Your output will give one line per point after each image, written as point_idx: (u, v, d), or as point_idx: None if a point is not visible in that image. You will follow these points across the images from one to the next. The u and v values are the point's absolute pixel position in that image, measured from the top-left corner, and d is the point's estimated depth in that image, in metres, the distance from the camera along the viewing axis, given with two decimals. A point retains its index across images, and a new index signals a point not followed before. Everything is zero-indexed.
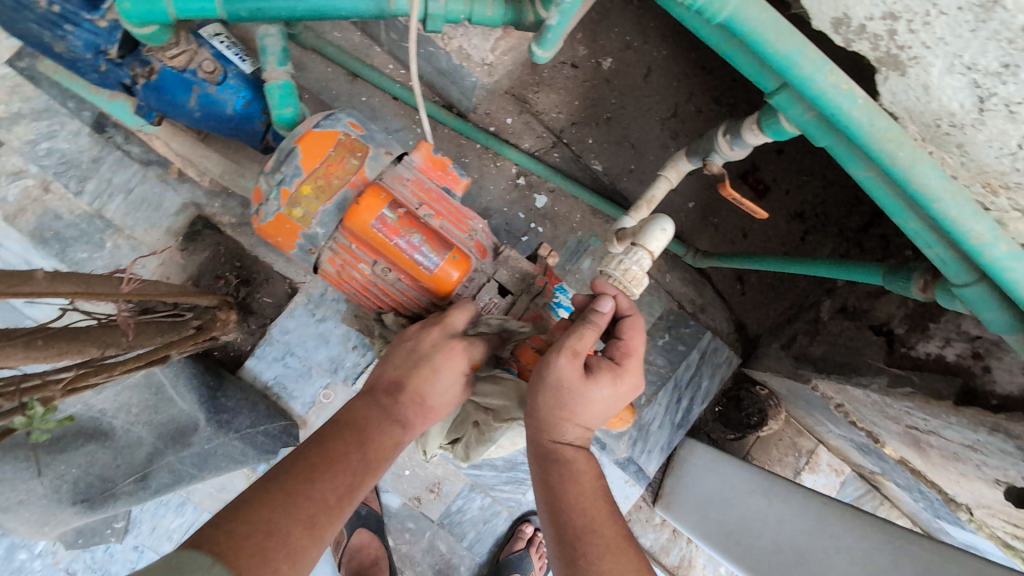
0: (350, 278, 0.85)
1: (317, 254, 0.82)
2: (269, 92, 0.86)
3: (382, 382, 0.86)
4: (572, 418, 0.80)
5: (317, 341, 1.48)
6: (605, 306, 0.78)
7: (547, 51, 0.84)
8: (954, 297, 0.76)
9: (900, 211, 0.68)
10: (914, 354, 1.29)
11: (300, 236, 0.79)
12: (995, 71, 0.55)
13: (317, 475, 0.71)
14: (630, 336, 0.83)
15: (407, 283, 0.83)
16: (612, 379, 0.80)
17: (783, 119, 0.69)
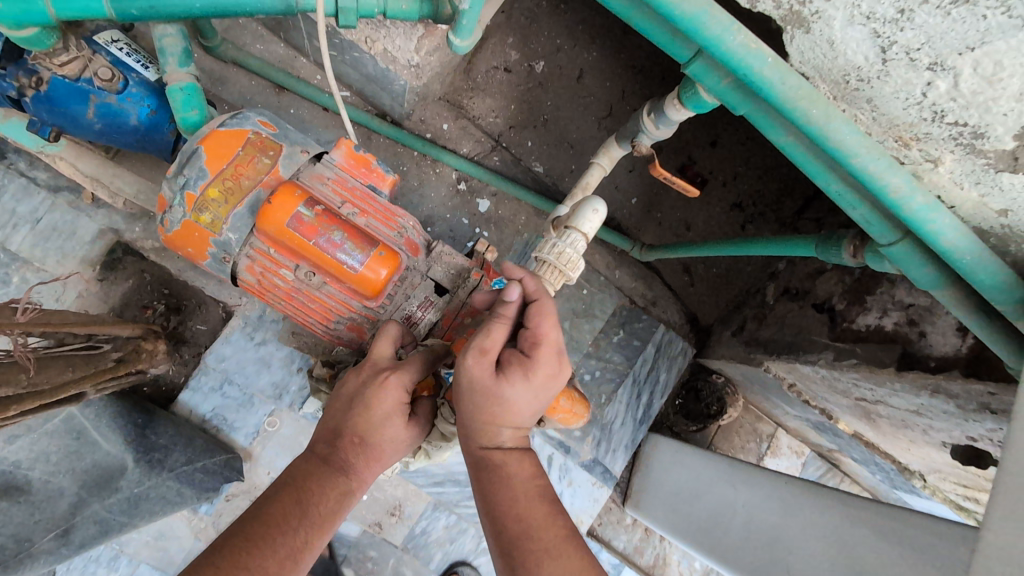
0: (272, 287, 0.78)
1: (233, 262, 0.75)
2: (172, 95, 0.81)
3: (324, 432, 0.82)
4: (495, 421, 0.76)
5: (258, 367, 1.39)
6: (513, 294, 0.74)
7: (464, 40, 0.83)
8: (883, 259, 0.77)
9: (822, 174, 0.69)
10: (855, 327, 1.33)
11: (211, 243, 0.73)
12: (893, 19, 0.57)
13: (258, 543, 0.68)
14: (540, 324, 0.75)
15: (335, 286, 0.77)
16: (525, 375, 0.74)
17: (701, 90, 0.69)
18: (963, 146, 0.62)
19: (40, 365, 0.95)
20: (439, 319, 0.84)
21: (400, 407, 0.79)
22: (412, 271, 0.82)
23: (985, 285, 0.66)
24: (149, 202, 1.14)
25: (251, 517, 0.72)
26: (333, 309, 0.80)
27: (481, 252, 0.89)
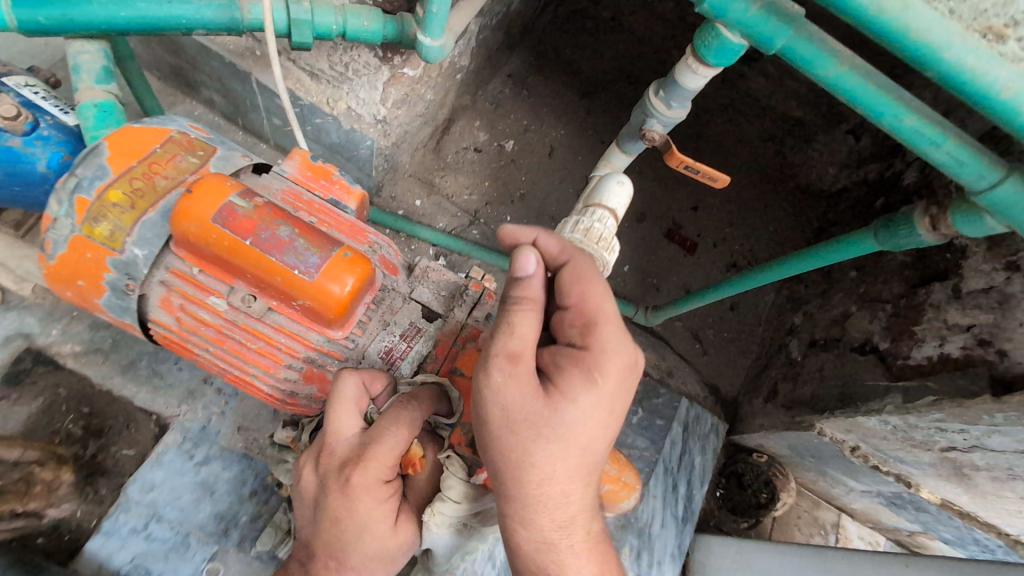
0: (202, 325, 0.71)
1: (142, 287, 0.68)
2: (82, 112, 0.72)
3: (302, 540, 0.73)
4: (552, 459, 0.59)
5: (197, 495, 1.08)
6: (529, 265, 0.60)
7: (435, 39, 0.73)
8: (982, 219, 0.62)
9: (892, 109, 0.56)
10: (914, 362, 1.15)
11: (109, 265, 0.66)
12: None
13: None
14: (580, 296, 0.61)
15: (280, 308, 0.69)
16: (582, 375, 0.59)
17: (724, 31, 0.57)
18: None
19: None
20: (431, 349, 0.75)
21: (383, 504, 0.68)
22: (391, 292, 0.75)
23: None
24: None
25: None
26: (281, 347, 0.72)
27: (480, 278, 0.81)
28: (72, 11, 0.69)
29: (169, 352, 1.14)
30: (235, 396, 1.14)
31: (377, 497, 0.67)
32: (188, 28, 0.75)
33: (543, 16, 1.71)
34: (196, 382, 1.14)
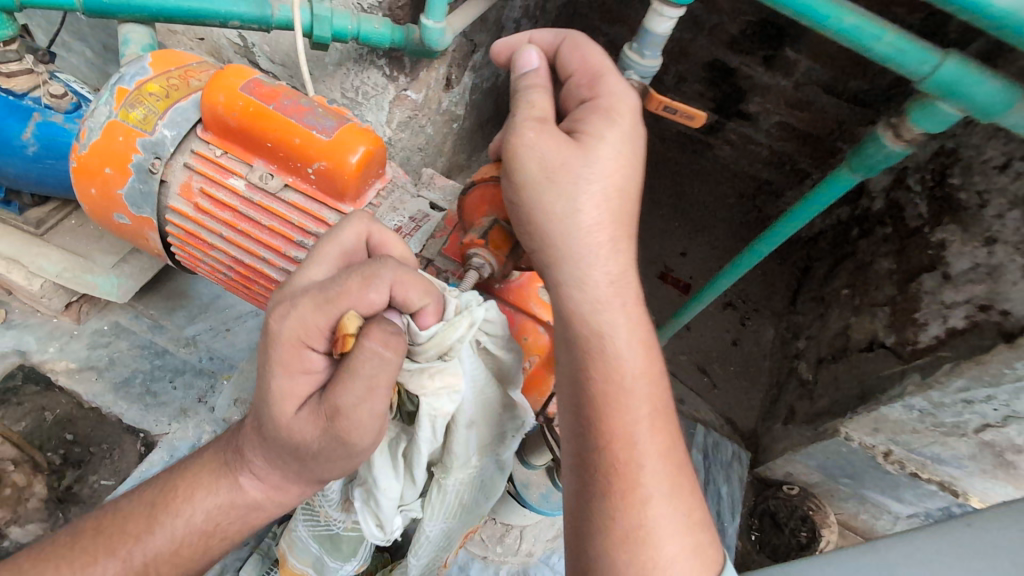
0: (220, 206, 0.73)
1: (164, 169, 0.72)
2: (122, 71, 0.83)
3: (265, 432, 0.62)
4: (592, 203, 0.62)
5: None
6: (531, 57, 0.66)
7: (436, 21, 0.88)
8: (939, 107, 0.68)
9: (832, 10, 0.64)
10: (922, 344, 1.13)
11: (139, 146, 0.71)
12: None
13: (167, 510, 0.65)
14: (581, 60, 0.65)
15: (297, 179, 0.71)
16: (603, 117, 0.63)
17: None
18: None
19: None
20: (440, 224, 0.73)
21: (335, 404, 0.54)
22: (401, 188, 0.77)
23: None
24: (67, 280, 0.97)
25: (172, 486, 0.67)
26: (295, 229, 0.72)
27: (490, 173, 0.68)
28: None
29: (164, 370, 1.10)
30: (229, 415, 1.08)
31: (337, 411, 0.54)
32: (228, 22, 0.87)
33: None
34: (190, 401, 1.08)
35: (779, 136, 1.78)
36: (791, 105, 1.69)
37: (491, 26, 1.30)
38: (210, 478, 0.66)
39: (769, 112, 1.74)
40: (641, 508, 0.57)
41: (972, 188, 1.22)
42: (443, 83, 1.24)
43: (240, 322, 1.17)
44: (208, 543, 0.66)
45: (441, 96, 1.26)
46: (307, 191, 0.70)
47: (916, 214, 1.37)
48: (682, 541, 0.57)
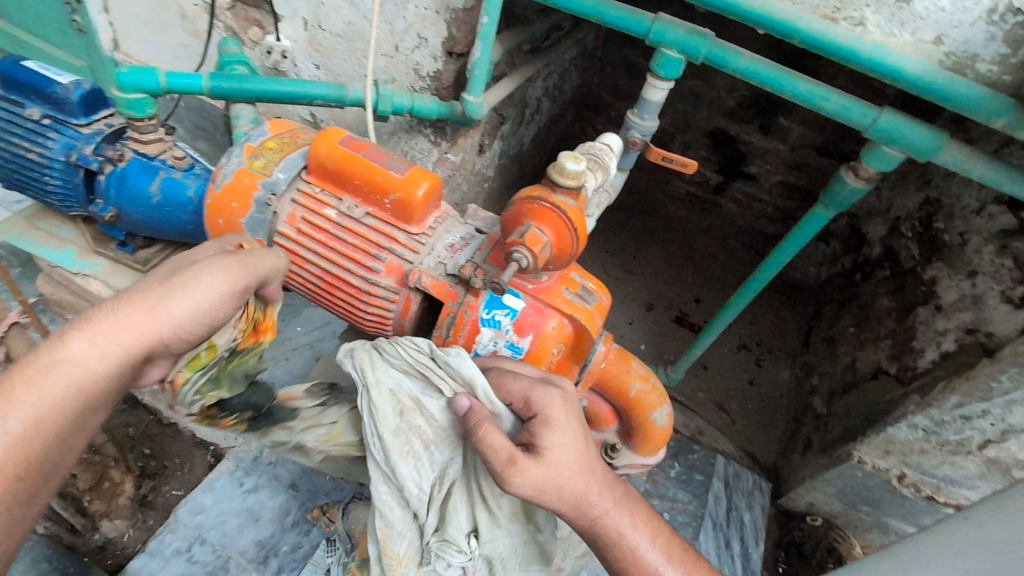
0: (313, 236, 0.78)
1: (277, 206, 0.78)
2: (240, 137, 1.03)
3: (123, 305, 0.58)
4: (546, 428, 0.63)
5: (241, 522, 1.08)
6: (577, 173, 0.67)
7: (477, 97, 1.10)
8: (883, 150, 0.84)
9: (787, 80, 0.83)
10: (916, 369, 1.19)
11: (258, 187, 0.78)
12: None
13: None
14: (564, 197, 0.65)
15: (376, 211, 0.77)
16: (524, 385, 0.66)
17: (666, 50, 0.88)
18: None
19: None
20: (485, 239, 0.76)
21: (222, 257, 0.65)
22: (451, 214, 0.81)
23: (970, 102, 0.72)
24: None
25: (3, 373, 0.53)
26: (373, 254, 0.76)
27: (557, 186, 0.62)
28: (244, 82, 1.03)
29: None
30: None
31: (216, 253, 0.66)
32: (311, 101, 1.09)
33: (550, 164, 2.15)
34: None
35: (782, 195, 1.95)
36: (789, 166, 1.88)
37: (517, 103, 1.54)
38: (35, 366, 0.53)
39: (770, 172, 1.93)
40: (620, 541, 0.64)
41: (954, 230, 1.32)
42: (476, 149, 1.45)
43: (297, 354, 1.34)
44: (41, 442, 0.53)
45: (476, 160, 1.47)
46: (383, 216, 0.76)
47: (909, 255, 1.47)
48: (658, 548, 0.65)
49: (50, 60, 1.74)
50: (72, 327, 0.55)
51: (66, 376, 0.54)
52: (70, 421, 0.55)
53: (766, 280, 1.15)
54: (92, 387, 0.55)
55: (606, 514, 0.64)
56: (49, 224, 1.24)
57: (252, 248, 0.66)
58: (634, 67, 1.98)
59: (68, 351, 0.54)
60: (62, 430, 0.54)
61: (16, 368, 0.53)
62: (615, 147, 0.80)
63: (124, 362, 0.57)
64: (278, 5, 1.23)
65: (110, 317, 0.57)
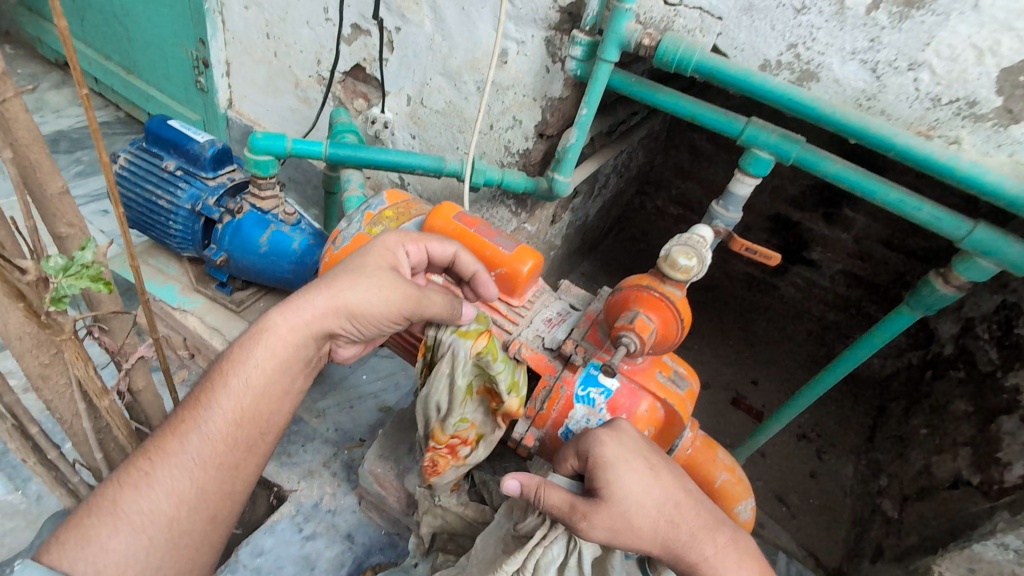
0: None
1: None
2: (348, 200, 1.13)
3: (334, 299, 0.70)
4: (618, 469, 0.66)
5: (298, 569, 1.08)
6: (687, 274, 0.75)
7: (565, 176, 1.17)
8: (977, 261, 0.84)
9: (878, 187, 0.87)
10: (1004, 482, 1.12)
11: None
12: (870, 47, 0.81)
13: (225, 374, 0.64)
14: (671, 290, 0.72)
15: None
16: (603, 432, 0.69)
17: (757, 151, 0.93)
18: (967, 118, 0.79)
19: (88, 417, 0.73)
20: (581, 317, 0.81)
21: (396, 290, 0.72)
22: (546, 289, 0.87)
23: None
24: None
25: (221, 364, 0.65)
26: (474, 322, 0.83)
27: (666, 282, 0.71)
28: (358, 151, 1.14)
29: (299, 436, 1.28)
30: (348, 481, 1.22)
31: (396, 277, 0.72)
32: (411, 170, 1.19)
33: (609, 234, 2.21)
34: (317, 463, 1.24)
35: (845, 283, 1.94)
36: (853, 256, 1.88)
37: (590, 179, 1.62)
38: (245, 353, 0.65)
39: (832, 260, 1.93)
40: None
41: None
42: (549, 220, 1.53)
43: (361, 402, 1.38)
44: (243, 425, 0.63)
45: (548, 230, 1.53)
46: None
47: (987, 359, 1.42)
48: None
49: (169, 112, 1.95)
50: (274, 308, 0.68)
51: (263, 348, 0.65)
52: (262, 404, 0.64)
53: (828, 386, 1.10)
54: (285, 354, 0.66)
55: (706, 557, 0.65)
56: (158, 261, 1.35)
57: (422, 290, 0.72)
58: (699, 151, 2.06)
59: (267, 332, 0.66)
60: (256, 407, 0.64)
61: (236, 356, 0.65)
62: (708, 240, 0.83)
63: (307, 334, 0.68)
64: (387, 83, 1.37)
65: (300, 303, 0.68)
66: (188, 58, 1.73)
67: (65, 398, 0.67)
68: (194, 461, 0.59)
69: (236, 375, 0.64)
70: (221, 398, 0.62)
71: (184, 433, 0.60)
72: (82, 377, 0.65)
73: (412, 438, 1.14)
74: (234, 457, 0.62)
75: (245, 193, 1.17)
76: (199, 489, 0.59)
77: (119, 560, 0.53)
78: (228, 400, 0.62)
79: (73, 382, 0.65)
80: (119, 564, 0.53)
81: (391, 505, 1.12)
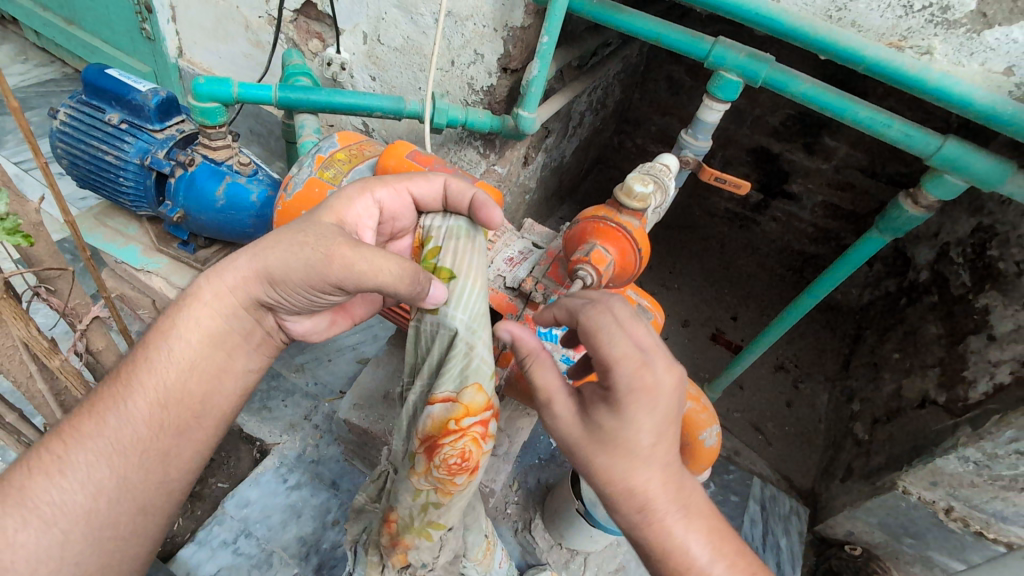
0: None
1: None
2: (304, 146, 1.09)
3: (269, 266, 0.64)
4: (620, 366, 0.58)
5: (283, 518, 1.11)
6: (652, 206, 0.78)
7: (530, 112, 1.12)
8: (945, 178, 0.83)
9: (848, 106, 0.84)
10: (970, 400, 1.13)
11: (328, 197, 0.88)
12: None
13: (140, 357, 0.63)
14: (631, 221, 0.75)
15: None
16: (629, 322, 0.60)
17: (725, 74, 0.89)
18: (939, 25, 0.75)
19: (44, 382, 0.72)
20: (544, 253, 0.86)
21: (321, 246, 0.63)
22: (509, 229, 0.89)
23: None
24: None
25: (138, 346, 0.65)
26: None
27: (625, 209, 0.75)
28: (310, 93, 1.08)
29: (278, 391, 1.28)
30: (330, 432, 1.23)
31: (310, 244, 0.63)
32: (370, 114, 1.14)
33: (588, 176, 2.16)
34: (298, 417, 1.25)
35: (824, 215, 1.92)
36: (833, 186, 1.85)
37: (562, 117, 1.57)
38: (166, 332, 0.64)
39: (812, 192, 1.90)
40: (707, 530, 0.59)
41: (1010, 259, 1.28)
42: (522, 161, 1.48)
43: (340, 356, 1.38)
44: (172, 412, 0.63)
45: (520, 171, 1.49)
46: None
47: (960, 282, 1.43)
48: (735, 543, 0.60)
49: (117, 65, 1.83)
50: (203, 275, 0.68)
51: (187, 323, 0.65)
52: (186, 380, 0.64)
53: (798, 318, 1.12)
54: (216, 328, 0.66)
55: (645, 495, 0.59)
56: (115, 222, 1.30)
57: (358, 258, 0.62)
58: (677, 84, 1.99)
59: (194, 301, 0.66)
60: (182, 385, 0.64)
61: (161, 329, 0.64)
62: (672, 168, 0.83)
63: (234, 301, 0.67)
64: (340, 20, 1.28)
65: (224, 268, 0.67)
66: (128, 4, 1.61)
67: (12, 360, 0.65)
68: (115, 446, 0.59)
69: (157, 353, 0.63)
70: (141, 377, 0.62)
71: (105, 412, 0.60)
72: (24, 339, 0.63)
73: (388, 387, 1.14)
74: (159, 440, 0.62)
75: (195, 145, 1.12)
76: (116, 479, 0.59)
77: (29, 558, 0.53)
78: (149, 380, 0.62)
79: (17, 344, 0.64)
80: (30, 562, 0.53)
81: (371, 452, 1.14)
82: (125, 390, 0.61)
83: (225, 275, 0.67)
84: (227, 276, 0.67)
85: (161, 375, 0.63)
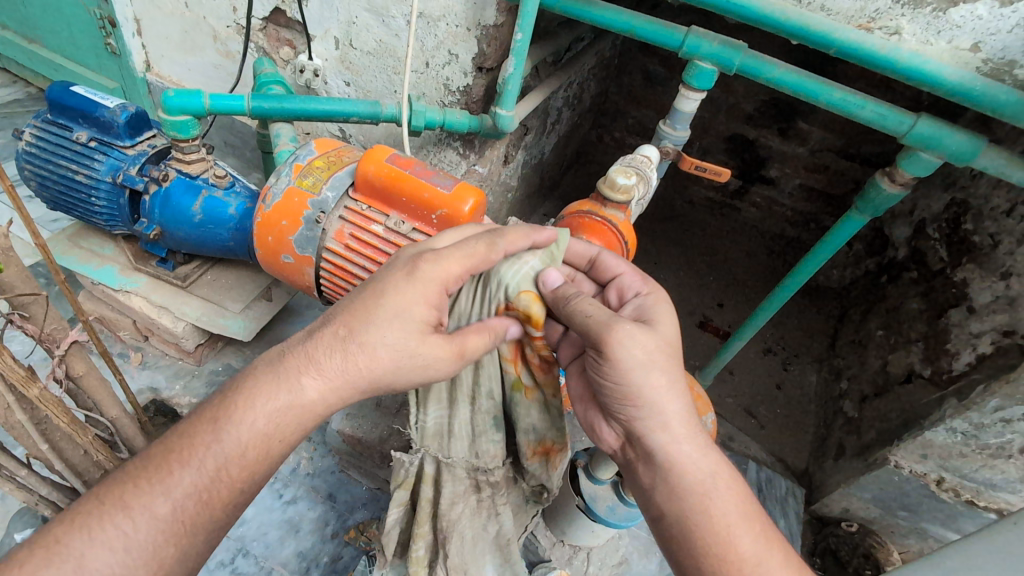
0: (361, 247, 0.87)
1: (325, 223, 0.88)
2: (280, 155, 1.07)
3: (380, 374, 0.62)
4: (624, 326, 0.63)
5: (281, 533, 1.09)
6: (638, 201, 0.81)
7: (508, 110, 1.11)
8: (919, 155, 0.84)
9: (822, 89, 0.85)
10: (954, 372, 1.16)
11: (309, 205, 0.87)
12: None
13: (224, 421, 0.58)
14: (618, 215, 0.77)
15: (424, 228, 0.86)
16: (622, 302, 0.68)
17: (700, 63, 0.89)
18: (907, 5, 0.76)
19: (21, 412, 0.69)
20: None
21: (440, 358, 0.64)
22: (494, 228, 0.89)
23: (1010, 107, 0.73)
24: (207, 325, 1.19)
25: (220, 410, 0.59)
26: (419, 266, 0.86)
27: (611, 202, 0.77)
28: (283, 101, 1.07)
29: None
30: (324, 443, 1.22)
31: (428, 349, 0.63)
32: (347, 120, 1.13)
33: (568, 171, 2.16)
34: None
35: (803, 198, 1.95)
36: (810, 169, 1.88)
37: (539, 114, 1.57)
38: (263, 408, 0.59)
39: (790, 176, 1.93)
40: (702, 503, 0.58)
41: (985, 231, 1.31)
42: (502, 160, 1.47)
43: None
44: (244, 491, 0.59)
45: (501, 170, 1.48)
46: (430, 232, 0.85)
47: (937, 257, 1.46)
48: (738, 506, 0.58)
49: (82, 82, 1.78)
50: (303, 358, 0.61)
51: (277, 409, 0.59)
52: (268, 464, 0.59)
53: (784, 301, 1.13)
54: (308, 421, 0.61)
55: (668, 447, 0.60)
56: (90, 243, 1.26)
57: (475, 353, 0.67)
58: (652, 75, 2.00)
59: (293, 388, 0.60)
60: (264, 467, 0.59)
61: (256, 401, 0.59)
62: (653, 160, 0.83)
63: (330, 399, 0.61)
64: (311, 26, 1.27)
65: (324, 362, 0.61)
66: (90, 18, 1.58)
67: None
68: (182, 524, 0.55)
69: (247, 433, 0.58)
70: (220, 451, 0.57)
71: (181, 488, 0.55)
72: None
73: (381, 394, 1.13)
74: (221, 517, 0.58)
75: (169, 159, 1.10)
76: (173, 557, 0.55)
77: None
78: (230, 460, 0.57)
79: None
80: None
81: (367, 461, 1.12)
82: (198, 461, 0.56)
83: (327, 364, 0.61)
84: (326, 367, 0.61)
85: (241, 453, 0.58)
